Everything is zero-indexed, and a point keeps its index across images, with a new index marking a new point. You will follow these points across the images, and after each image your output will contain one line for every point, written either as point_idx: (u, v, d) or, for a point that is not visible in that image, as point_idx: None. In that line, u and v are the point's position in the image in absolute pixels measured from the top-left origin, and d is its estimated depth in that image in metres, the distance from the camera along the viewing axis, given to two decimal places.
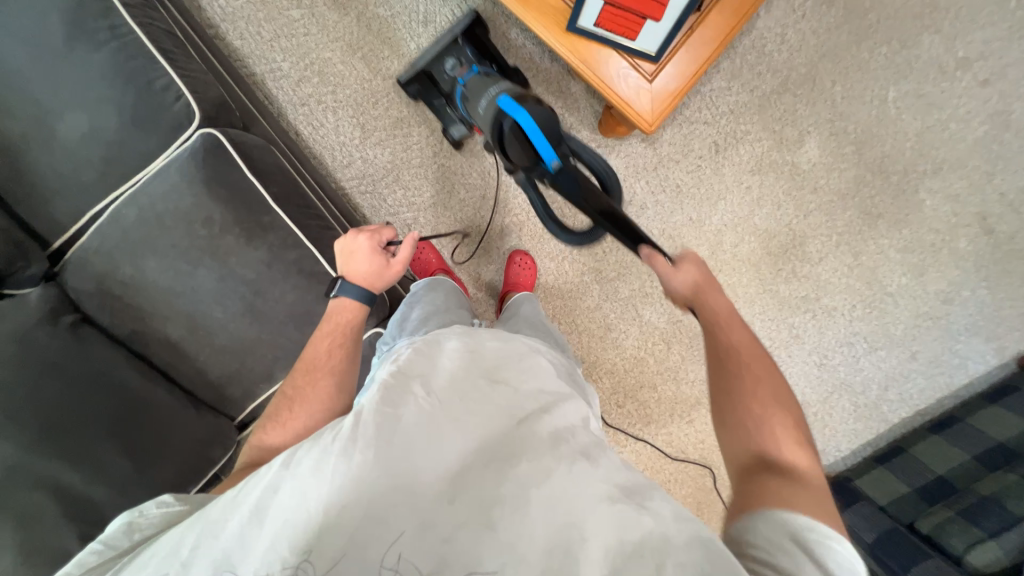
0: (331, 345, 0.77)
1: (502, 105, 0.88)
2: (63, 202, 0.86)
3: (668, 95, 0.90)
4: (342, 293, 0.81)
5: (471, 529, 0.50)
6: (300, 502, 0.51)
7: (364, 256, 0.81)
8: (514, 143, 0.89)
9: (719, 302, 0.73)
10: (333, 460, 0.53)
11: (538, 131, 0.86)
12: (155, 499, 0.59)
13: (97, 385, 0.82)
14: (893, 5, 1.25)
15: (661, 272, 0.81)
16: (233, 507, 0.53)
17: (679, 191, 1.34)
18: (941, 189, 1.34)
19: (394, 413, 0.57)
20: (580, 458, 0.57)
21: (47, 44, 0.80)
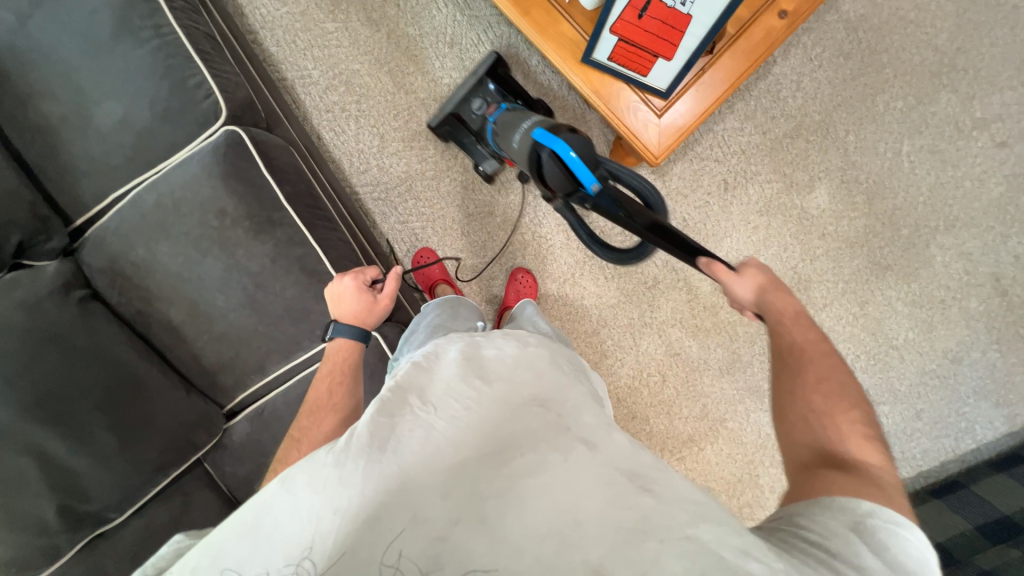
0: (330, 384, 0.79)
1: (536, 137, 0.81)
2: (90, 182, 0.91)
3: (676, 129, 0.92)
4: (335, 334, 0.84)
5: (466, 519, 0.50)
6: (293, 515, 0.53)
7: (350, 296, 0.84)
8: (553, 170, 0.79)
9: (783, 296, 0.70)
10: (326, 471, 0.55)
11: (576, 156, 0.76)
12: (169, 540, 0.64)
13: (93, 359, 0.83)
14: (911, 61, 1.26)
15: (723, 282, 0.73)
16: (233, 525, 0.55)
17: (685, 225, 1.35)
18: (953, 246, 1.32)
19: (388, 420, 0.59)
20: (577, 446, 0.58)
21: (95, 37, 0.86)
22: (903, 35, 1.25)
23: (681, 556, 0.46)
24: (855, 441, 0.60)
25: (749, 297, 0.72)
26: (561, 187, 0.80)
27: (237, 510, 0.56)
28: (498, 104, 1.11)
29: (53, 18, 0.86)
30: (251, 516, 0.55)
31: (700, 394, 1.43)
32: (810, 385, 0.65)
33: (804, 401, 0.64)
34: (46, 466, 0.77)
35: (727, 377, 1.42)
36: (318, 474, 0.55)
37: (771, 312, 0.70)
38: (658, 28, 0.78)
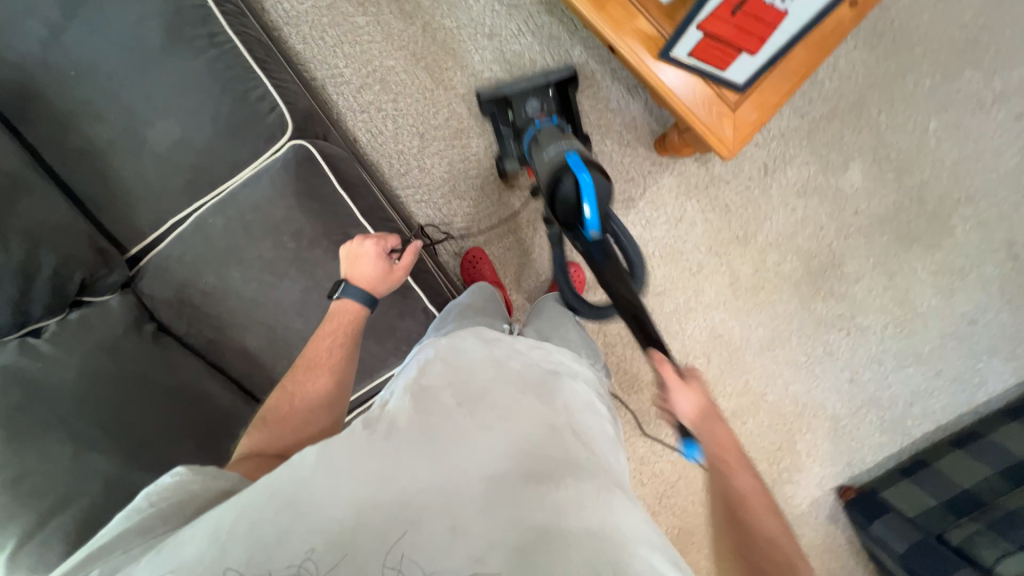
0: (332, 343, 0.75)
1: (570, 161, 0.84)
2: (144, 207, 0.85)
3: (751, 122, 0.92)
4: (343, 295, 0.79)
5: (502, 547, 0.46)
6: (334, 497, 0.47)
7: (367, 261, 0.79)
8: (565, 199, 0.84)
9: (722, 426, 0.63)
10: (370, 458, 0.50)
11: (593, 199, 0.82)
12: (171, 470, 0.55)
13: (182, 395, 0.80)
14: (939, 40, 1.30)
15: (666, 384, 0.67)
16: (271, 494, 0.48)
17: (728, 210, 1.38)
18: (973, 216, 1.40)
19: (430, 421, 0.56)
20: (613, 489, 0.55)
21: (142, 49, 0.79)
22: (932, 13, 1.29)
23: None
24: None
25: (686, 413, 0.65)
26: (563, 218, 0.86)
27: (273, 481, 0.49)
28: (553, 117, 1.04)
29: (93, 30, 0.78)
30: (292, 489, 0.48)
31: (743, 370, 1.49)
32: (762, 545, 0.53)
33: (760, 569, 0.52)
34: None
35: (767, 354, 1.48)
36: (365, 460, 0.50)
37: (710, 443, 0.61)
38: (749, 26, 0.77)
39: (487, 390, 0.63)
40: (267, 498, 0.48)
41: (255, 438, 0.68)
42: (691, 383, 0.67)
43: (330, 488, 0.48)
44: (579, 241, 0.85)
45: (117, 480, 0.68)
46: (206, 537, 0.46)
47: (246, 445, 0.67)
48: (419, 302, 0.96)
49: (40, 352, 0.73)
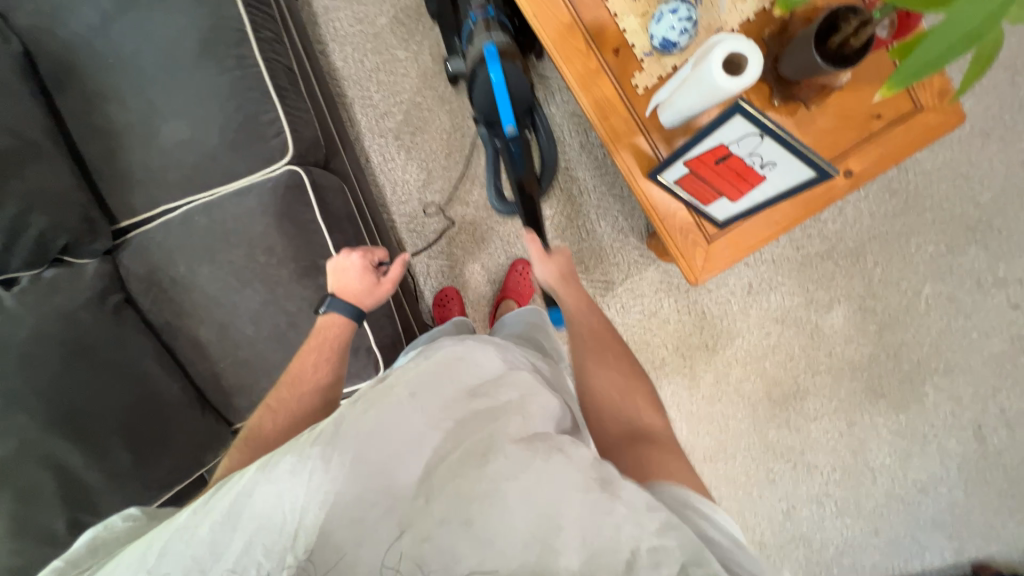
0: (317, 358, 0.78)
1: (484, 50, 1.01)
2: (142, 190, 0.91)
3: (724, 257, 0.94)
4: (329, 308, 0.83)
5: (454, 522, 0.47)
6: (276, 510, 0.49)
7: (354, 271, 0.84)
8: (481, 95, 1.08)
9: (574, 287, 0.84)
10: (309, 466, 0.50)
11: (504, 95, 1.04)
12: (122, 513, 0.60)
13: (121, 374, 0.85)
14: (950, 212, 1.31)
15: (535, 259, 0.87)
16: (210, 509, 0.51)
17: (703, 317, 1.39)
18: (947, 388, 1.38)
19: (371, 414, 0.54)
20: (557, 451, 0.53)
21: (176, 53, 0.85)
22: (950, 186, 1.31)
23: (653, 555, 0.45)
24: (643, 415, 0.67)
25: (553, 278, 0.86)
26: (486, 112, 1.12)
27: (217, 496, 0.51)
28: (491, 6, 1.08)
29: (138, 24, 0.84)
30: (230, 501, 0.50)
31: None
32: (602, 363, 0.73)
33: (596, 376, 0.71)
34: (63, 481, 0.77)
35: (709, 464, 1.44)
36: (304, 468, 0.50)
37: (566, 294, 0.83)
38: (731, 175, 0.80)
39: (437, 372, 0.58)
40: (206, 515, 0.50)
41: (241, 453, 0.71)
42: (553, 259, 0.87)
43: (270, 501, 0.49)
44: (500, 136, 1.12)
45: (35, 440, 0.76)
46: (144, 561, 0.49)
47: (229, 465, 0.70)
48: (366, 339, 0.99)
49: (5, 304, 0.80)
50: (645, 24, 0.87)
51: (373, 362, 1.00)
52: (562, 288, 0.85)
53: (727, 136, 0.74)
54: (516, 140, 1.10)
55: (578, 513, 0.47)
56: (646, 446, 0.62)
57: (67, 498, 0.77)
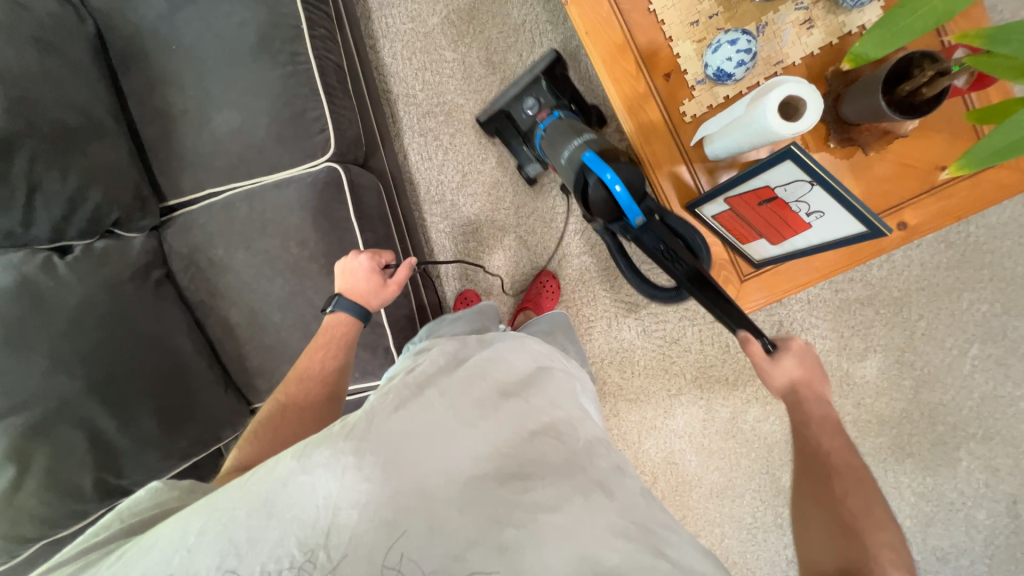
0: (325, 354, 0.81)
1: (588, 160, 0.81)
2: (190, 173, 0.95)
3: (757, 301, 0.91)
4: (337, 307, 0.84)
5: (485, 541, 0.47)
6: (309, 504, 0.49)
7: (362, 271, 0.85)
8: (600, 200, 0.81)
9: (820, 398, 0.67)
10: (344, 461, 0.51)
11: (625, 194, 0.78)
12: (145, 487, 0.62)
13: (155, 346, 0.89)
14: (1012, 271, 1.22)
15: (756, 364, 0.71)
16: (243, 494, 0.51)
17: (726, 350, 1.35)
18: (984, 456, 1.29)
19: (406, 419, 0.56)
20: (596, 490, 0.54)
21: (234, 46, 0.87)
22: (1015, 243, 1.21)
23: None
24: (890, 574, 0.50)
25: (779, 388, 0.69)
26: (606, 215, 0.83)
27: (255, 482, 0.52)
28: (554, 110, 1.06)
29: (202, 16, 0.87)
30: (265, 490, 0.51)
31: (684, 505, 1.39)
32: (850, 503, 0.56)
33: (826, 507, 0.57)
34: (93, 442, 0.81)
35: (714, 500, 1.37)
36: (339, 462, 0.51)
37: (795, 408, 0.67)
38: (776, 219, 0.77)
39: (467, 386, 0.62)
40: (243, 499, 0.51)
41: (251, 447, 0.72)
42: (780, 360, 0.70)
43: (306, 492, 0.50)
44: (628, 234, 0.81)
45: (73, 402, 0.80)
46: (176, 543, 0.49)
47: (241, 457, 0.72)
48: (385, 339, 1.01)
49: (59, 274, 0.83)
50: (701, 50, 0.83)
51: (389, 361, 1.02)
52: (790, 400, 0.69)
53: (773, 179, 0.71)
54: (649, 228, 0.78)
55: (615, 556, 0.47)
56: None
57: (97, 457, 0.82)
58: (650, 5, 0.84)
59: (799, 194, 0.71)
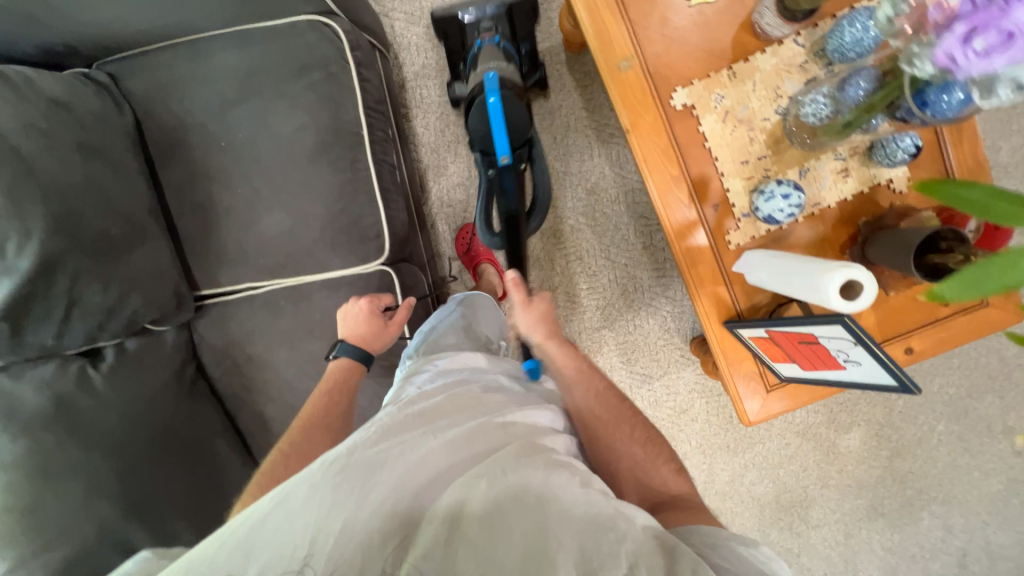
0: (327, 402, 0.75)
1: (486, 81, 0.93)
2: (230, 269, 0.91)
3: (779, 408, 0.99)
4: (340, 352, 0.81)
5: (462, 547, 0.46)
6: (290, 532, 0.47)
7: (361, 315, 0.83)
8: (480, 123, 0.99)
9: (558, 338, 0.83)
10: (324, 494, 0.49)
11: (501, 122, 0.93)
12: (134, 557, 0.56)
13: (193, 457, 0.85)
14: (976, 361, 1.39)
15: (517, 307, 0.87)
16: (224, 541, 0.47)
17: (729, 420, 1.44)
18: (942, 515, 1.46)
19: (381, 438, 0.57)
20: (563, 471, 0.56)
21: (291, 150, 0.85)
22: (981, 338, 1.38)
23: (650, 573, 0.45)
24: (671, 479, 0.68)
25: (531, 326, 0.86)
26: (483, 142, 1.02)
27: (233, 521, 0.49)
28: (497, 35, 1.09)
29: (258, 116, 0.84)
30: (243, 533, 0.48)
31: None
32: (625, 436, 0.71)
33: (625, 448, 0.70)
34: None
35: None
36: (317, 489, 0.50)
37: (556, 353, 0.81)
38: (808, 353, 0.84)
39: (441, 406, 0.64)
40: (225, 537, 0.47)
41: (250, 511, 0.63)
42: (535, 304, 0.88)
43: (283, 527, 0.47)
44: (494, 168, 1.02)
45: (111, 527, 0.73)
46: None
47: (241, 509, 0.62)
48: None
49: (96, 390, 0.78)
50: (748, 187, 0.89)
51: None
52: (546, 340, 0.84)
53: (820, 331, 0.78)
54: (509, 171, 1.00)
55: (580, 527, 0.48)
56: (671, 511, 0.63)
57: None
58: (706, 141, 0.88)
59: (840, 350, 0.79)
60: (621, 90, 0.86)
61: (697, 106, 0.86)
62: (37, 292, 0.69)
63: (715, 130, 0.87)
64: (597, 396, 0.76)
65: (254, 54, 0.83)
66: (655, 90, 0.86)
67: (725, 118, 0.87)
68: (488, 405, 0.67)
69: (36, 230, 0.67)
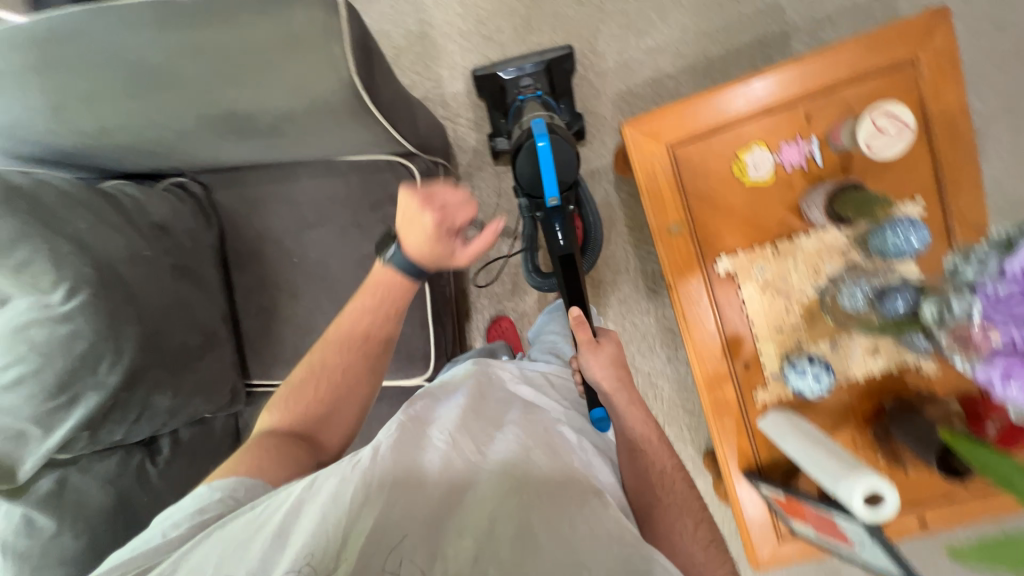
0: (370, 321, 0.76)
1: (535, 125, 0.84)
2: (283, 368, 0.97)
3: (789, 554, 1.00)
4: (392, 262, 0.76)
5: (487, 550, 0.50)
6: (318, 529, 0.49)
7: (425, 238, 0.74)
8: (526, 163, 0.85)
9: (629, 393, 0.77)
10: (354, 492, 0.52)
11: (551, 166, 0.84)
12: (194, 494, 0.61)
13: None
14: None
15: (584, 348, 0.80)
16: (261, 528, 0.51)
17: (735, 534, 1.45)
18: None
19: (411, 447, 0.60)
20: (581, 499, 0.59)
21: (357, 273, 0.91)
22: None
23: None
24: None
25: (603, 368, 0.78)
26: (528, 185, 0.88)
27: (268, 509, 0.53)
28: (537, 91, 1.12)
29: (331, 240, 0.91)
30: (277, 522, 0.51)
31: None
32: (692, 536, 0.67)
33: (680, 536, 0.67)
34: None
35: None
36: (346, 493, 0.52)
37: (627, 412, 0.76)
38: (825, 525, 0.84)
39: (467, 414, 0.67)
40: (262, 529, 0.51)
41: None
42: (601, 345, 0.81)
43: (313, 518, 0.51)
44: (540, 211, 0.91)
45: None
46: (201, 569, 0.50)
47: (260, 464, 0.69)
48: None
49: (151, 482, 0.84)
50: (782, 354, 0.93)
51: None
52: (614, 388, 0.78)
53: (840, 519, 0.79)
54: (558, 214, 0.90)
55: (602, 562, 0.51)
56: None
57: None
58: (744, 306, 0.92)
59: (859, 541, 0.80)
60: (668, 250, 0.91)
61: (739, 274, 0.91)
62: (118, 403, 0.76)
63: (754, 298, 0.92)
64: (660, 473, 0.72)
65: (335, 183, 0.90)
66: (701, 255, 0.91)
67: (765, 288, 0.91)
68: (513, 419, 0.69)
69: (126, 349, 0.74)
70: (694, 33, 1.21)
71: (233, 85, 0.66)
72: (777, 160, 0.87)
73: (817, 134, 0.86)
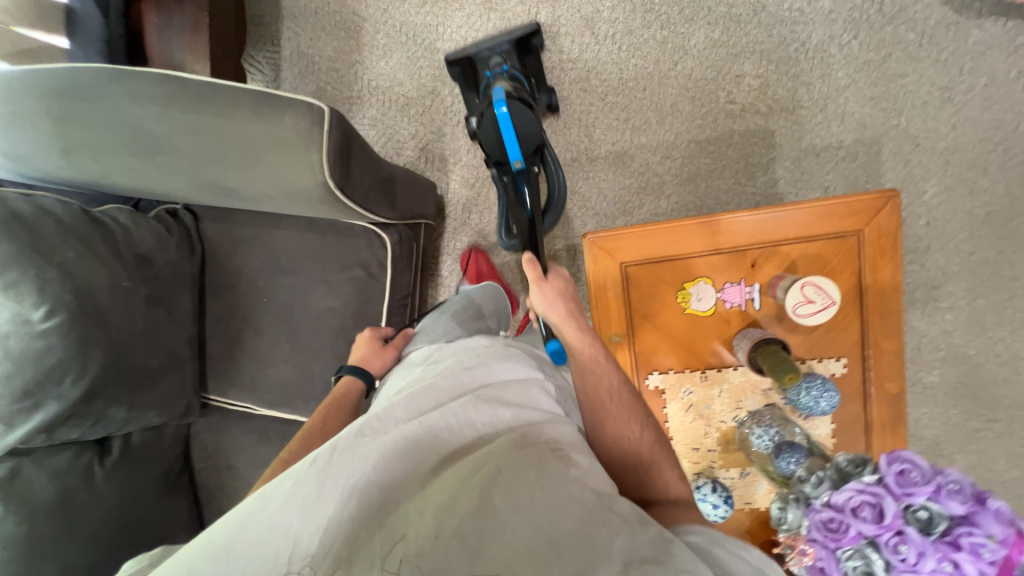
0: (328, 415, 0.80)
1: (493, 95, 0.96)
2: (238, 392, 1.04)
3: None
4: (341, 374, 0.88)
5: (449, 528, 0.48)
6: (272, 536, 0.50)
7: (359, 341, 0.92)
8: (490, 129, 0.99)
9: (576, 324, 0.79)
10: (305, 491, 0.53)
11: (510, 127, 0.96)
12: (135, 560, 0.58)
13: None
14: None
15: (534, 283, 0.85)
16: (210, 545, 0.51)
17: None
18: None
19: (371, 438, 0.59)
20: (552, 460, 0.55)
21: (317, 323, 0.99)
22: None
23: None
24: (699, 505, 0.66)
25: (549, 302, 0.83)
26: (498, 154, 1.01)
27: (222, 522, 0.53)
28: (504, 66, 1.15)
29: (300, 288, 0.98)
30: (227, 536, 0.51)
31: None
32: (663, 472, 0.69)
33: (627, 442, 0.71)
34: None
35: None
36: (299, 492, 0.53)
37: (572, 338, 0.79)
38: None
39: (433, 393, 0.66)
40: (216, 540, 0.51)
41: None
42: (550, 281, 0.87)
43: (265, 522, 0.51)
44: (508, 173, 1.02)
45: None
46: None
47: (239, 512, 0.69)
48: None
49: (96, 485, 0.90)
50: (693, 469, 0.99)
51: None
52: (563, 317, 0.81)
53: None
54: (524, 176, 1.01)
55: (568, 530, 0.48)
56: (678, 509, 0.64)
57: None
58: (666, 421, 0.98)
59: None
60: None
61: (667, 390, 0.97)
62: (75, 413, 0.83)
63: (675, 416, 0.98)
64: (611, 389, 0.74)
65: (312, 239, 0.98)
66: (635, 367, 0.97)
67: (688, 409, 0.97)
68: (486, 393, 0.67)
69: (91, 368, 0.82)
70: (686, 139, 1.26)
71: (221, 163, 0.74)
72: (719, 297, 0.93)
73: (759, 282, 0.92)
